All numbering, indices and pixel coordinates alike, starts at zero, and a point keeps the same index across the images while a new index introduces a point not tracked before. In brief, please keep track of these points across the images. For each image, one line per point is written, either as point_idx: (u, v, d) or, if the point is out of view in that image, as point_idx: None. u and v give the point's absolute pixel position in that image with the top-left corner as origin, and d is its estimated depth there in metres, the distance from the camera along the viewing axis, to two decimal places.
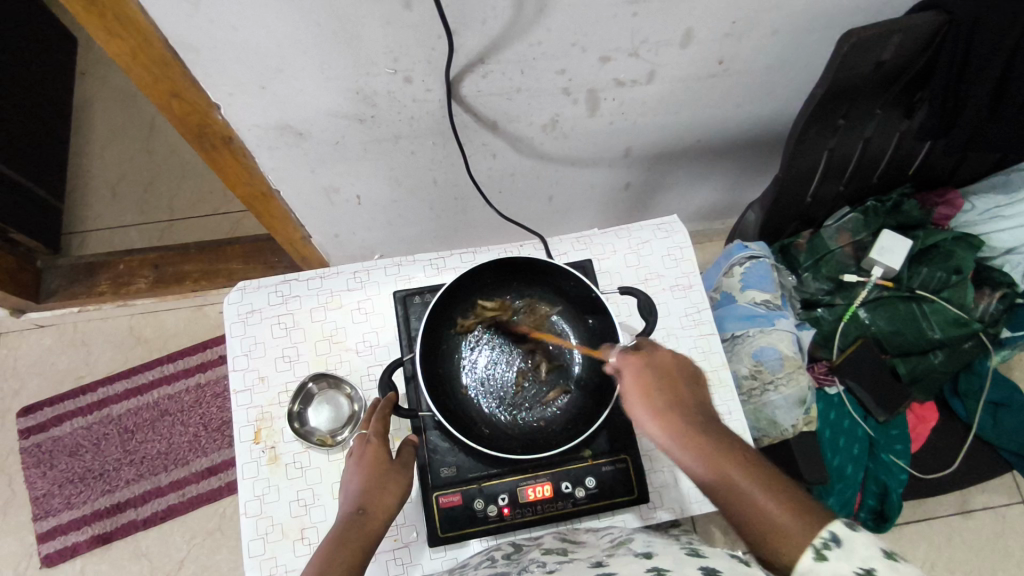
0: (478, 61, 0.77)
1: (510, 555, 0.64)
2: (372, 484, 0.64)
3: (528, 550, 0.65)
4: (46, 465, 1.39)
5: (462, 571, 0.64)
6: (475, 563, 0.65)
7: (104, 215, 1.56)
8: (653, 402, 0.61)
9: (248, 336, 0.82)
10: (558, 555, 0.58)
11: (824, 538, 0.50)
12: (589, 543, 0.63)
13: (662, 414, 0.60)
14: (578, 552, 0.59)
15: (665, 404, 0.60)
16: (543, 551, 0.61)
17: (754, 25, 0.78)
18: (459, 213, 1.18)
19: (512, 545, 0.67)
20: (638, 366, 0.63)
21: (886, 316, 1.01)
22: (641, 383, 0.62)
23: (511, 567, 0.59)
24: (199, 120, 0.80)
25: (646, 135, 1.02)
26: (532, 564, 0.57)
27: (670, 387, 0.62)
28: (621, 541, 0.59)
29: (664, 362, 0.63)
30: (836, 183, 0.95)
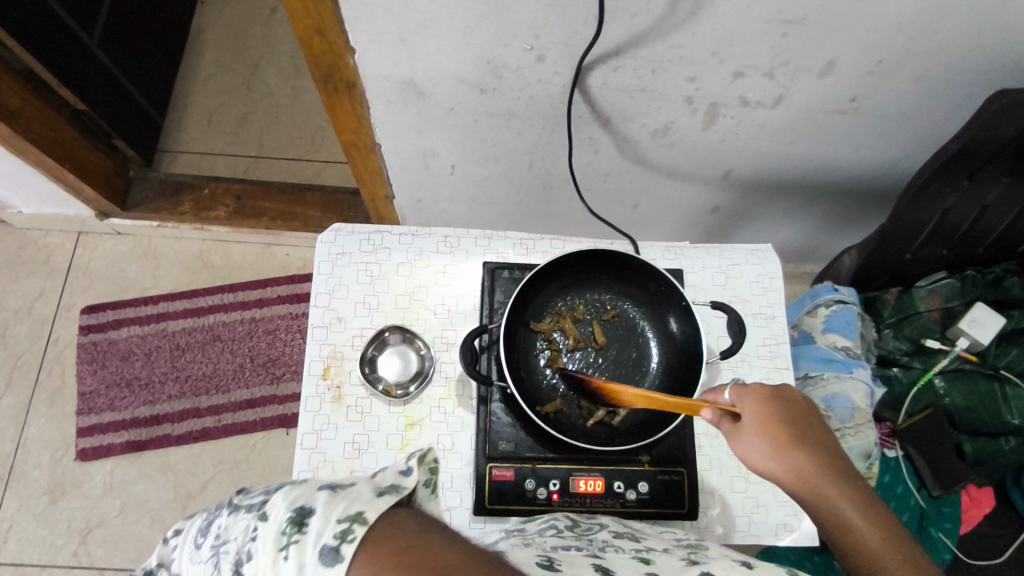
0: (615, 54, 0.78)
1: (574, 528, 0.63)
2: None
3: (592, 527, 0.64)
4: (98, 364, 1.44)
5: (523, 532, 0.63)
6: (536, 528, 0.63)
7: (196, 140, 1.61)
8: (777, 438, 0.60)
9: (334, 276, 0.84)
10: (633, 542, 0.58)
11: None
12: (653, 535, 0.63)
13: (785, 452, 0.60)
14: (651, 544, 0.59)
15: (791, 443, 0.60)
16: (613, 534, 0.61)
17: (898, 67, 0.77)
18: (543, 201, 1.18)
19: (573, 518, 0.66)
20: (763, 401, 0.62)
21: (963, 390, 0.98)
22: (764, 416, 0.61)
23: (583, 542, 0.58)
24: (331, 61, 0.82)
25: (751, 161, 1.01)
26: (607, 545, 0.57)
27: (798, 427, 0.62)
28: (695, 546, 0.58)
29: (790, 399, 0.63)
30: (940, 246, 0.92)
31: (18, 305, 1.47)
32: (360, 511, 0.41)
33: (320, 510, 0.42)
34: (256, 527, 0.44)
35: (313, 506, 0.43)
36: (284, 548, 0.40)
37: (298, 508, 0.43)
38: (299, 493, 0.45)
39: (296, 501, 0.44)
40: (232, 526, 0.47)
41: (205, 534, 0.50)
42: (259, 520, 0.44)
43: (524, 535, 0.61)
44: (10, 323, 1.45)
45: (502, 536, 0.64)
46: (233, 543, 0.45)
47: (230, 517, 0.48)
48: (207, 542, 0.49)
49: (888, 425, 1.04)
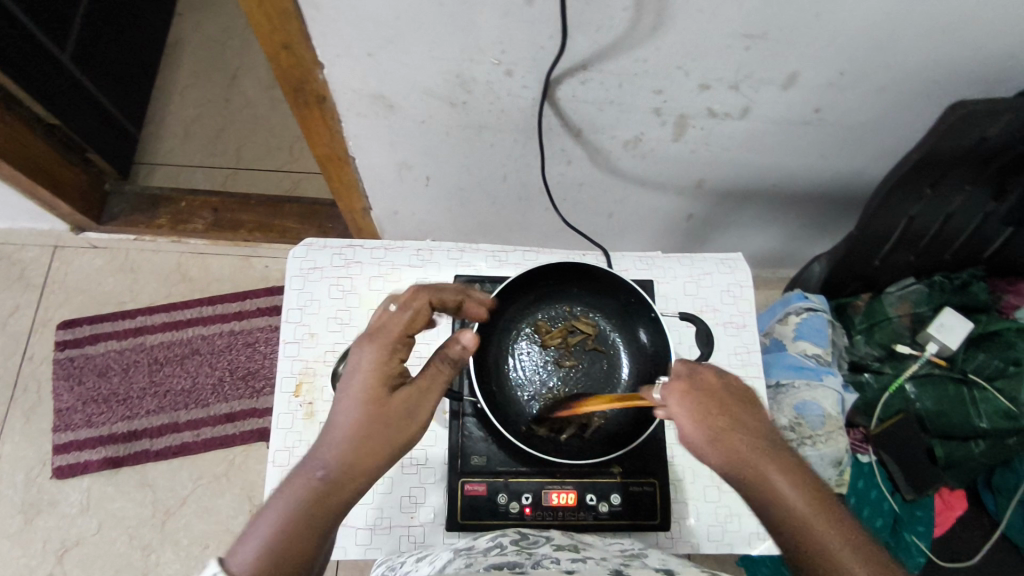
0: (582, 68, 0.79)
1: (519, 543, 0.64)
2: (376, 421, 0.57)
3: (538, 540, 0.65)
4: (75, 380, 1.43)
5: (469, 552, 0.63)
6: (482, 547, 0.64)
7: (173, 153, 1.60)
8: (706, 427, 0.57)
9: (306, 291, 0.84)
10: (571, 553, 0.59)
11: None
12: (597, 546, 0.64)
13: (719, 446, 0.56)
14: (590, 552, 0.60)
15: (721, 429, 0.56)
16: (555, 547, 0.62)
17: (860, 79, 0.78)
18: (519, 212, 1.19)
19: (522, 532, 0.67)
20: (687, 391, 0.59)
21: (933, 395, 1.00)
22: (693, 410, 0.58)
23: (522, 557, 0.59)
24: (301, 76, 0.82)
25: (722, 170, 1.02)
26: (545, 558, 0.58)
27: (724, 412, 0.57)
28: (633, 553, 0.60)
29: (712, 383, 0.59)
30: (908, 252, 0.94)
31: None
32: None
33: None
34: None
35: None
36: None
37: None
38: None
39: None
40: None
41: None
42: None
43: (467, 555, 0.62)
44: None
45: (449, 557, 0.63)
46: None
47: None
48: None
49: (862, 431, 1.05)
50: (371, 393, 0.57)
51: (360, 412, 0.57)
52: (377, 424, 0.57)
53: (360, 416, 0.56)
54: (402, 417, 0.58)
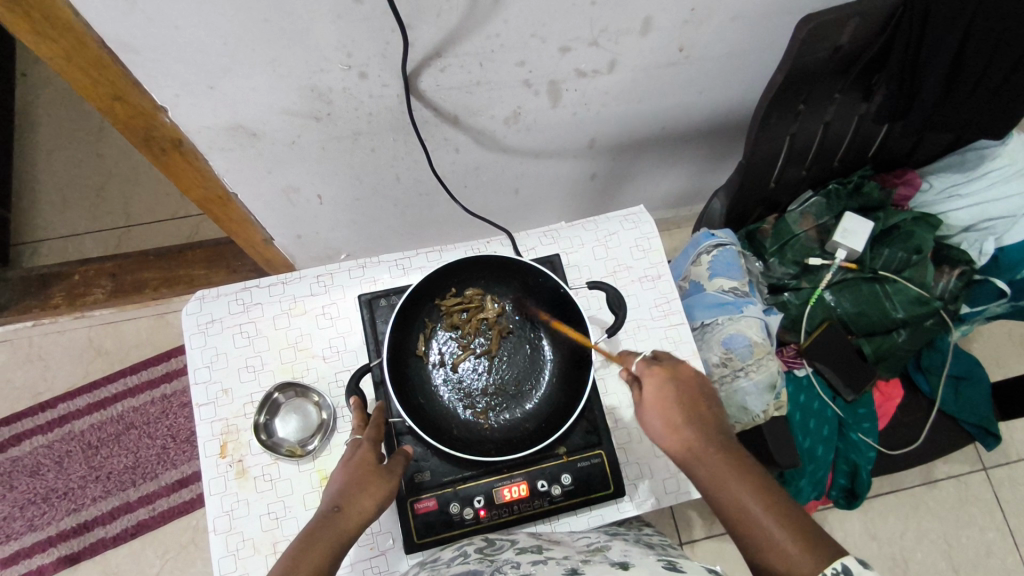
0: (436, 55, 0.76)
1: (483, 550, 0.64)
2: (355, 481, 0.61)
3: (502, 545, 0.65)
4: (6, 487, 1.34)
5: (432, 565, 0.63)
6: (447, 557, 0.64)
7: (55, 225, 1.50)
8: (669, 415, 0.61)
9: (209, 346, 0.79)
10: (533, 555, 0.59)
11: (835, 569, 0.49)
12: (565, 544, 0.65)
13: (675, 428, 0.60)
14: (552, 551, 0.60)
15: (685, 420, 0.60)
16: (518, 550, 0.62)
17: (713, 10, 0.78)
18: (425, 208, 1.16)
19: (487, 539, 0.67)
20: (660, 379, 0.62)
21: (850, 298, 1.04)
22: (660, 396, 0.62)
23: (483, 565, 0.59)
24: (145, 124, 0.76)
25: (610, 125, 1.01)
26: (507, 563, 0.58)
27: (693, 405, 0.61)
28: (598, 548, 0.61)
29: (687, 376, 0.63)
30: (799, 167, 0.96)
31: None
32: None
33: None
34: None
35: None
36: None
37: None
38: None
39: None
40: None
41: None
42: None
43: (431, 569, 0.61)
44: None
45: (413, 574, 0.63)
46: None
47: None
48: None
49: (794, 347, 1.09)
50: (362, 456, 0.63)
51: (347, 471, 0.62)
52: (364, 479, 0.61)
53: (351, 470, 0.62)
54: (385, 475, 0.63)
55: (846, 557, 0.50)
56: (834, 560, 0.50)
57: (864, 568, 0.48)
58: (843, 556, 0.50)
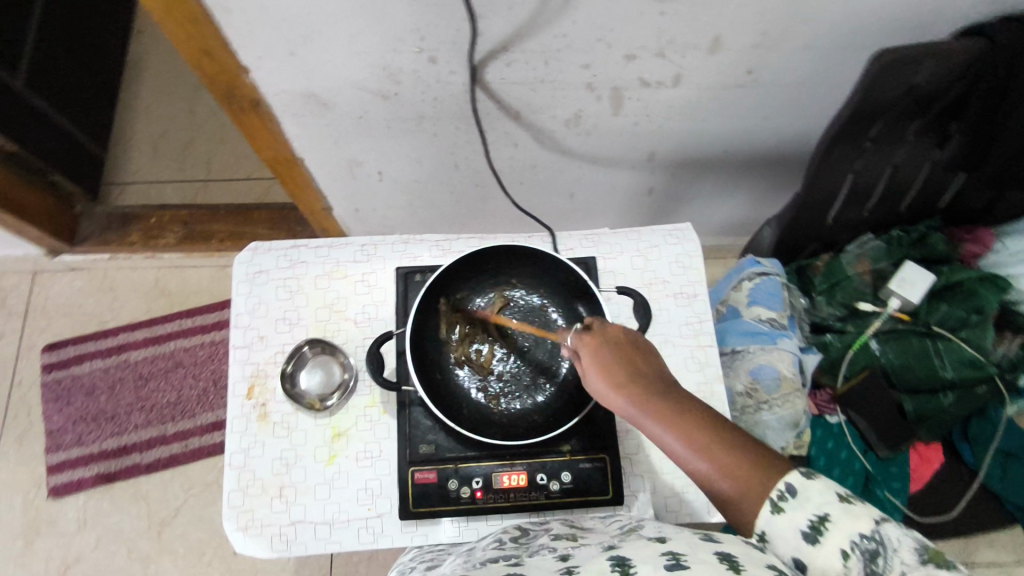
0: (504, 48, 0.78)
1: (517, 538, 0.64)
2: None
3: (536, 534, 0.65)
4: (63, 401, 1.45)
5: (470, 553, 0.63)
6: (483, 545, 0.65)
7: (142, 170, 1.61)
8: (609, 373, 0.60)
9: (253, 295, 0.84)
10: (568, 542, 0.58)
11: (780, 490, 0.51)
12: (596, 529, 0.63)
13: (617, 385, 0.60)
14: (587, 539, 0.59)
15: (627, 377, 0.59)
16: (552, 537, 0.62)
17: (787, 35, 0.77)
18: (479, 200, 1.19)
19: (521, 528, 0.67)
20: (594, 345, 0.62)
21: (897, 349, 0.99)
22: (597, 358, 0.62)
23: (518, 550, 0.59)
24: (228, 81, 0.82)
25: (671, 140, 1.01)
26: (542, 548, 0.58)
27: (630, 361, 0.61)
28: (631, 528, 0.59)
29: (619, 336, 0.63)
30: (860, 209, 0.93)
31: None
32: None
33: None
34: None
35: None
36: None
37: None
38: None
39: None
40: None
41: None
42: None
43: (468, 556, 0.62)
44: None
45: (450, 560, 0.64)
46: None
47: None
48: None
49: (829, 392, 1.05)
50: None
51: None
52: None
53: None
54: None
55: (790, 475, 0.52)
56: (778, 480, 0.52)
57: (806, 480, 0.51)
58: (786, 474, 0.52)
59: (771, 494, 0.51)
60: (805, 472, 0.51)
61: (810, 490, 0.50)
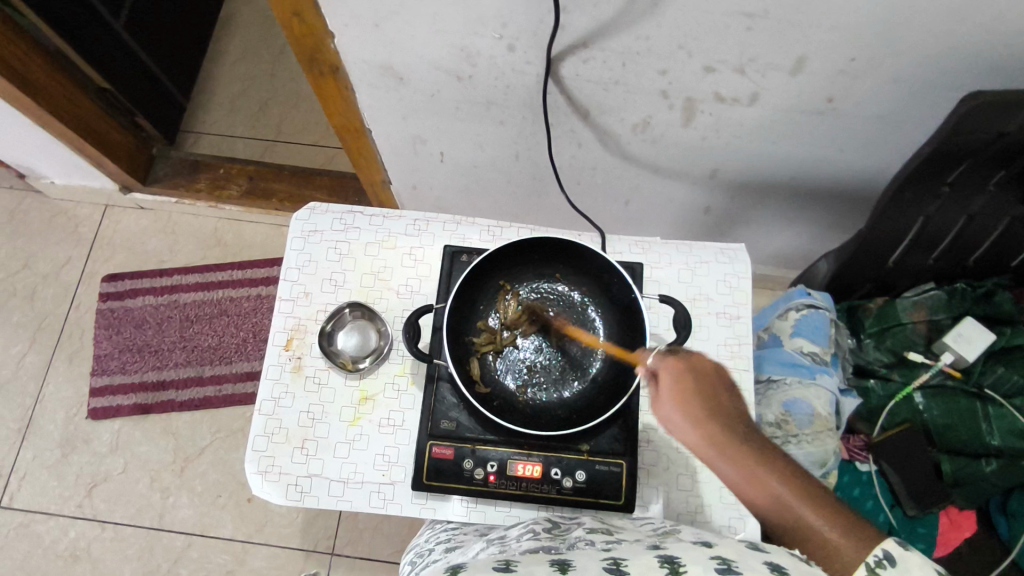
0: (583, 45, 0.78)
1: (552, 529, 0.67)
2: None
3: (570, 527, 0.67)
4: (113, 329, 1.52)
5: (502, 540, 0.67)
6: (515, 534, 0.67)
7: (218, 123, 1.67)
8: (689, 407, 0.61)
9: (305, 252, 0.87)
10: (604, 538, 0.62)
11: (877, 556, 0.49)
12: (629, 528, 0.66)
13: (697, 419, 0.60)
14: (623, 535, 0.62)
15: (705, 410, 0.60)
16: (588, 530, 0.65)
17: (876, 65, 0.75)
18: (533, 193, 1.19)
19: (553, 520, 0.69)
20: (677, 372, 0.63)
21: (942, 407, 0.96)
22: (679, 386, 0.62)
23: (556, 542, 0.62)
24: (313, 44, 0.85)
25: (736, 160, 0.99)
26: (580, 541, 0.61)
27: (713, 397, 0.61)
28: (667, 532, 0.62)
29: (705, 367, 0.63)
30: (925, 256, 0.89)
31: (46, 270, 1.56)
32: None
33: None
34: None
35: None
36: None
37: None
38: None
39: None
40: None
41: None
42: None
43: (501, 543, 0.65)
44: (38, 286, 1.54)
45: (483, 544, 0.68)
46: None
47: None
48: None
49: (863, 438, 1.02)
50: None
51: None
52: None
53: None
54: None
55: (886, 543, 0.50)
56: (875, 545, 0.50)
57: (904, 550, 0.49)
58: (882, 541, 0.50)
59: (867, 560, 0.49)
60: (902, 542, 0.49)
61: (909, 559, 0.48)
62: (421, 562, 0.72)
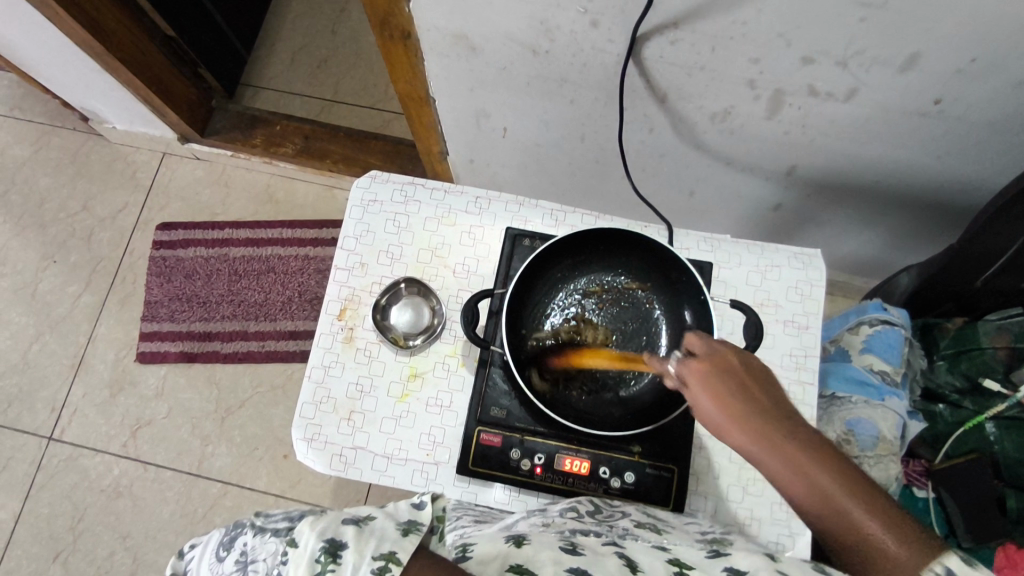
0: (672, 26, 0.73)
1: (595, 514, 0.65)
2: None
3: (614, 514, 0.65)
4: (165, 277, 1.55)
5: (542, 514, 0.65)
6: (557, 511, 0.66)
7: (277, 79, 1.66)
8: (730, 408, 0.56)
9: (363, 221, 0.85)
10: (653, 533, 0.60)
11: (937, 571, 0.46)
12: (675, 525, 0.65)
13: (739, 422, 0.55)
14: (671, 535, 0.60)
15: (746, 413, 0.55)
16: (635, 523, 0.63)
17: (997, 66, 0.69)
18: (595, 177, 1.15)
19: (596, 503, 0.68)
20: (713, 372, 0.57)
21: (1017, 440, 0.90)
22: (714, 387, 0.57)
23: (603, 528, 0.60)
24: (387, 8, 0.82)
25: (818, 159, 0.93)
26: (627, 533, 0.59)
27: (751, 396, 0.56)
28: (718, 536, 0.60)
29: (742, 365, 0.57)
30: (1018, 278, 0.84)
31: (103, 214, 1.59)
32: (392, 552, 0.48)
33: (352, 545, 0.49)
34: (286, 553, 0.51)
35: (343, 541, 0.50)
36: (318, 574, 0.47)
37: (328, 540, 0.50)
38: (323, 525, 0.52)
39: (322, 532, 0.51)
40: (260, 547, 0.54)
41: (229, 550, 0.58)
42: (288, 544, 0.51)
43: (544, 517, 0.63)
44: (95, 229, 1.58)
45: (523, 515, 0.66)
46: (262, 564, 0.52)
47: (256, 539, 0.56)
48: (232, 556, 0.57)
49: (924, 464, 0.99)
50: None
51: None
52: None
53: None
54: None
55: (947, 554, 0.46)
56: (934, 557, 0.46)
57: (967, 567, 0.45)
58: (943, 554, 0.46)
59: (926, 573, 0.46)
60: (968, 559, 0.45)
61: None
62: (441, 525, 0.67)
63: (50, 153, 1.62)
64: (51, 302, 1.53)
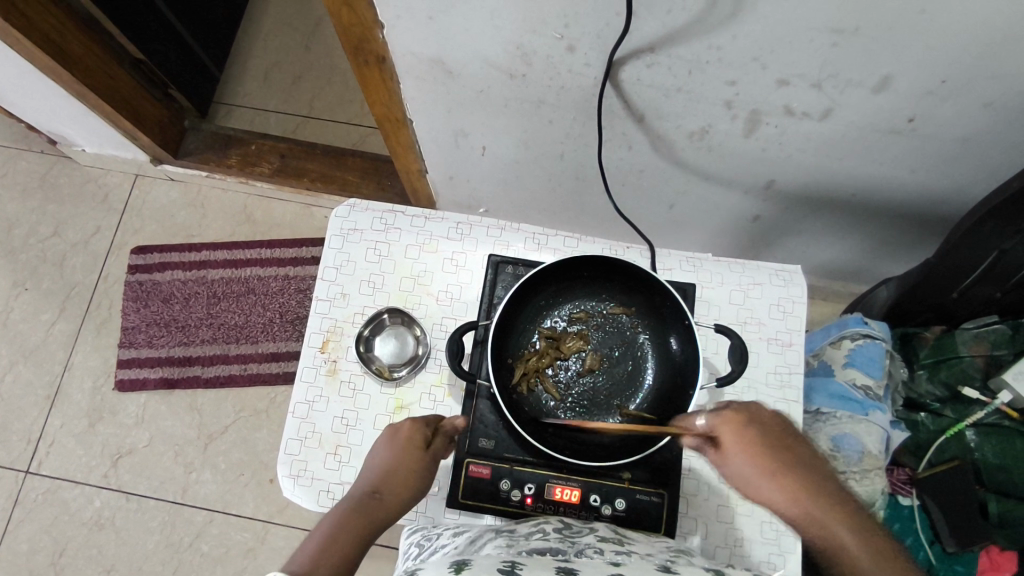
0: (648, 50, 0.73)
1: (562, 531, 0.64)
2: (394, 462, 0.64)
3: (581, 531, 0.65)
4: (141, 302, 1.51)
5: (510, 534, 0.64)
6: (524, 530, 0.65)
7: (250, 96, 1.64)
8: (757, 459, 0.61)
9: (343, 251, 0.84)
10: (615, 547, 0.60)
11: None
12: (642, 541, 0.64)
13: (766, 473, 0.60)
14: (634, 548, 0.61)
15: (769, 462, 0.61)
16: (599, 538, 0.63)
17: (966, 87, 0.70)
18: (575, 193, 1.15)
19: (564, 520, 0.67)
20: (739, 424, 0.62)
21: (995, 446, 0.94)
22: (743, 439, 0.62)
23: (565, 545, 0.60)
24: (360, 34, 0.81)
25: (795, 173, 0.94)
26: (588, 548, 0.59)
27: (777, 448, 0.61)
28: (677, 552, 0.61)
29: (764, 417, 0.63)
30: (993, 288, 0.85)
31: (76, 239, 1.55)
32: None
33: None
34: None
35: None
36: None
37: None
38: None
39: None
40: None
41: None
42: None
43: (510, 537, 0.62)
44: (67, 254, 1.54)
45: (489, 534, 0.65)
46: None
47: None
48: None
49: (907, 472, 1.00)
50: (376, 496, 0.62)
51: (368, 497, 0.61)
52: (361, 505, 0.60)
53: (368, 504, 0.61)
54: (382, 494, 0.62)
55: None
56: None
57: None
58: None
59: None
60: None
61: None
62: (426, 547, 0.67)
63: (17, 178, 1.58)
64: (24, 331, 1.49)
